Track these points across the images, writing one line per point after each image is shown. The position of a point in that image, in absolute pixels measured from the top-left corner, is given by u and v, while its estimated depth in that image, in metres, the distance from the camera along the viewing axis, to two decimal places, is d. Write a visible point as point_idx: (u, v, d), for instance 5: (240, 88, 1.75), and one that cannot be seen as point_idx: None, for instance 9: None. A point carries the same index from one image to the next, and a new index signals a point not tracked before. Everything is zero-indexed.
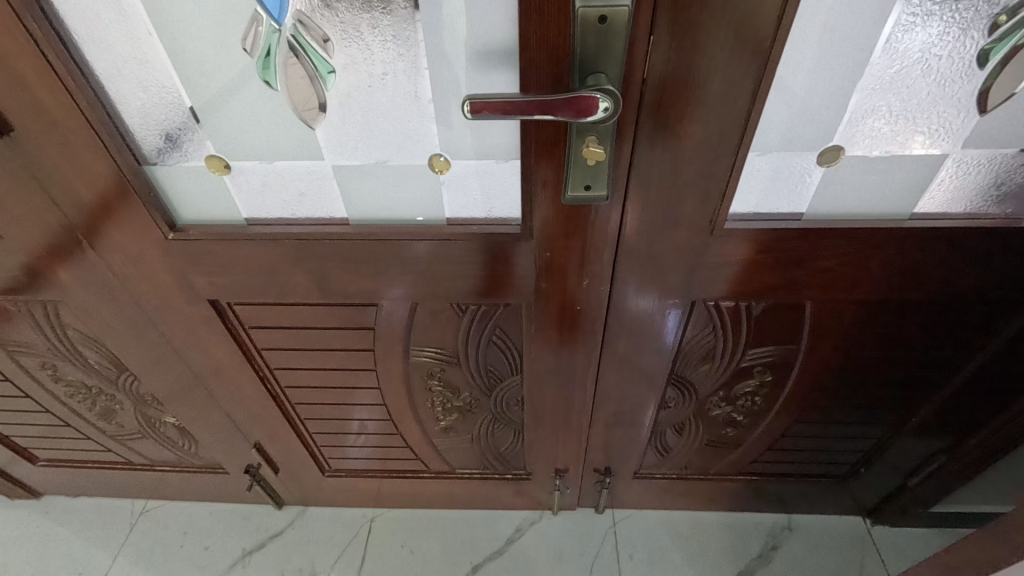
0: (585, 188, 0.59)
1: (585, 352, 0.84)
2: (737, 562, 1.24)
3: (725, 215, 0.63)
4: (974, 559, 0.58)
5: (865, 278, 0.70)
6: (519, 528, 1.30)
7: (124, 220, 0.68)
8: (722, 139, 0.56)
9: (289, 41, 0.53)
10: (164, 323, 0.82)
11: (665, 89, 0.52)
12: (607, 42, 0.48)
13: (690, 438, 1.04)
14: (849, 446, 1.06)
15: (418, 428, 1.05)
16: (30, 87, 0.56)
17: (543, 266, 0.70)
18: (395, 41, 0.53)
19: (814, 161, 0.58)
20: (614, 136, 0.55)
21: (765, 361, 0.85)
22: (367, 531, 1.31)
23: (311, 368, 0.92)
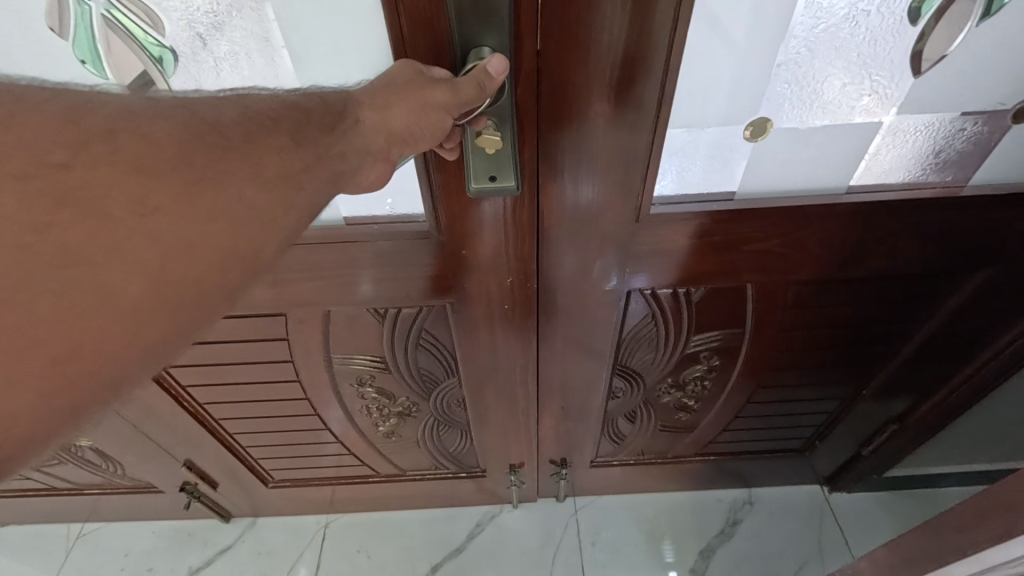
0: (491, 180, 0.51)
1: (523, 347, 0.78)
2: (700, 540, 1.22)
3: (650, 201, 0.57)
4: (916, 556, 0.54)
5: (805, 258, 0.65)
6: (479, 523, 1.26)
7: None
8: (637, 115, 0.50)
9: (103, 15, 0.45)
10: None
11: (565, 64, 0.46)
12: (489, 8, 0.42)
13: (644, 425, 1.01)
14: (803, 421, 1.05)
15: (359, 435, 0.99)
16: None
17: (463, 265, 0.65)
18: (240, 17, 0.46)
19: (741, 135, 0.53)
20: (514, 120, 0.48)
21: (711, 347, 0.81)
22: (322, 537, 1.25)
23: (229, 382, 0.85)
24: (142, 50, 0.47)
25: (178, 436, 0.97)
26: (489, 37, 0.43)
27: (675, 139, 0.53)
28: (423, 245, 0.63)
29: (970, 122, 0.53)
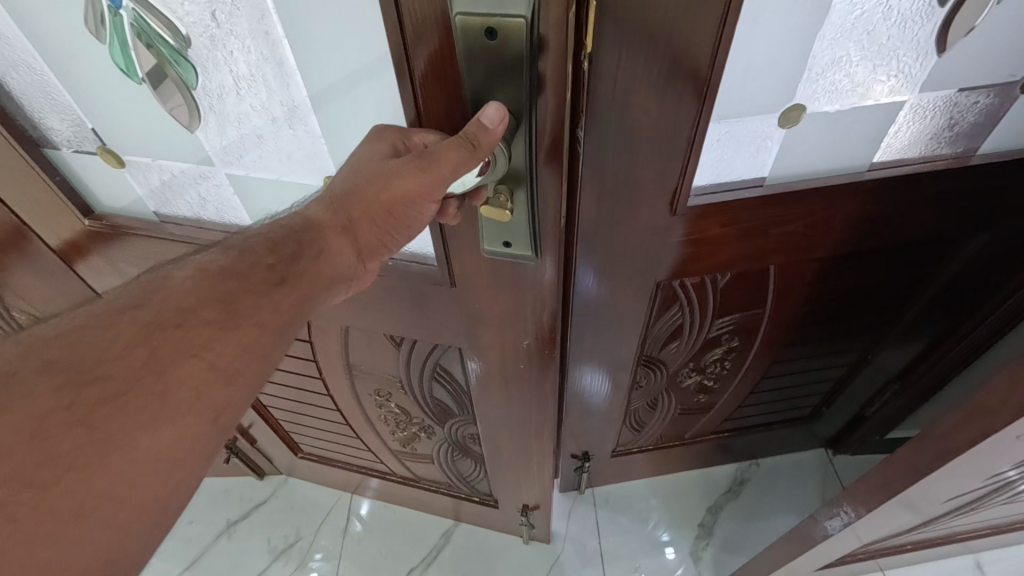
0: (504, 243, 0.52)
1: (538, 404, 0.76)
2: (708, 497, 1.27)
3: (687, 194, 0.57)
4: (907, 471, 0.58)
5: (826, 236, 0.67)
6: None
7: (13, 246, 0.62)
8: (678, 111, 0.49)
9: (132, 27, 0.44)
10: None
11: (613, 64, 0.46)
12: (503, 61, 0.38)
13: (663, 411, 1.03)
14: (812, 389, 1.09)
15: (379, 440, 0.99)
16: None
17: (476, 316, 0.64)
18: (253, 39, 0.44)
19: (774, 123, 0.54)
20: (530, 188, 0.47)
21: (731, 329, 0.83)
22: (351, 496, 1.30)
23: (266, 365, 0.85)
24: (163, 58, 0.45)
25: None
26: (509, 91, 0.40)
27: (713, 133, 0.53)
28: (435, 288, 0.61)
29: (981, 95, 0.56)
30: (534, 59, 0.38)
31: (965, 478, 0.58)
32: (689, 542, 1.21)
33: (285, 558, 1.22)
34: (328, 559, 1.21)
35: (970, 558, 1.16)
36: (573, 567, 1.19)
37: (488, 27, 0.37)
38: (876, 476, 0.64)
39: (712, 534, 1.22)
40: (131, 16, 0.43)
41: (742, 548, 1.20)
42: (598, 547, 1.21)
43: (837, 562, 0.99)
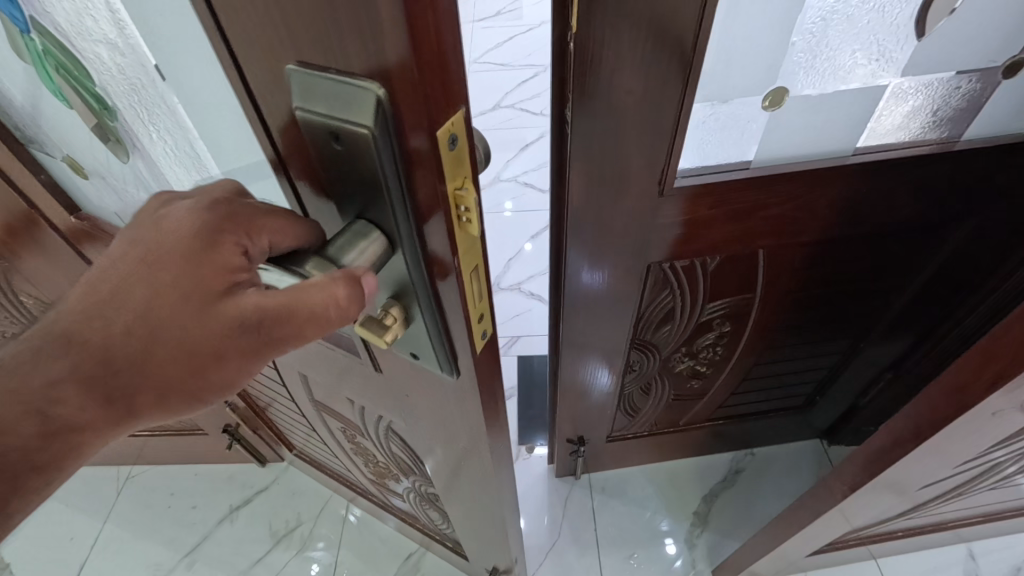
0: (413, 354, 0.43)
1: (488, 496, 0.68)
2: (704, 485, 1.29)
3: (674, 173, 0.58)
4: (887, 448, 0.60)
5: (813, 220, 0.69)
6: None
7: (26, 233, 0.64)
8: (663, 91, 0.50)
9: (45, 56, 0.43)
10: None
11: (602, 41, 0.48)
12: (359, 173, 0.29)
13: (658, 396, 1.04)
14: (806, 377, 1.10)
15: (354, 463, 1.00)
16: None
17: (410, 405, 0.58)
18: (152, 90, 0.40)
19: (759, 105, 0.55)
20: (432, 309, 0.37)
21: (723, 313, 0.85)
22: None
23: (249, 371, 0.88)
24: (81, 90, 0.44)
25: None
26: (371, 209, 0.31)
27: (702, 112, 0.55)
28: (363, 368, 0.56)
29: (964, 79, 0.57)
30: (404, 171, 0.29)
31: (949, 459, 0.58)
32: (685, 527, 1.23)
33: (286, 543, 1.25)
34: (328, 548, 1.24)
35: (963, 548, 1.17)
36: (568, 553, 1.21)
37: (331, 130, 0.28)
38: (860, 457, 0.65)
39: (707, 521, 1.24)
40: (39, 44, 0.42)
41: (736, 534, 1.21)
42: (594, 533, 1.23)
43: (825, 548, 1.01)
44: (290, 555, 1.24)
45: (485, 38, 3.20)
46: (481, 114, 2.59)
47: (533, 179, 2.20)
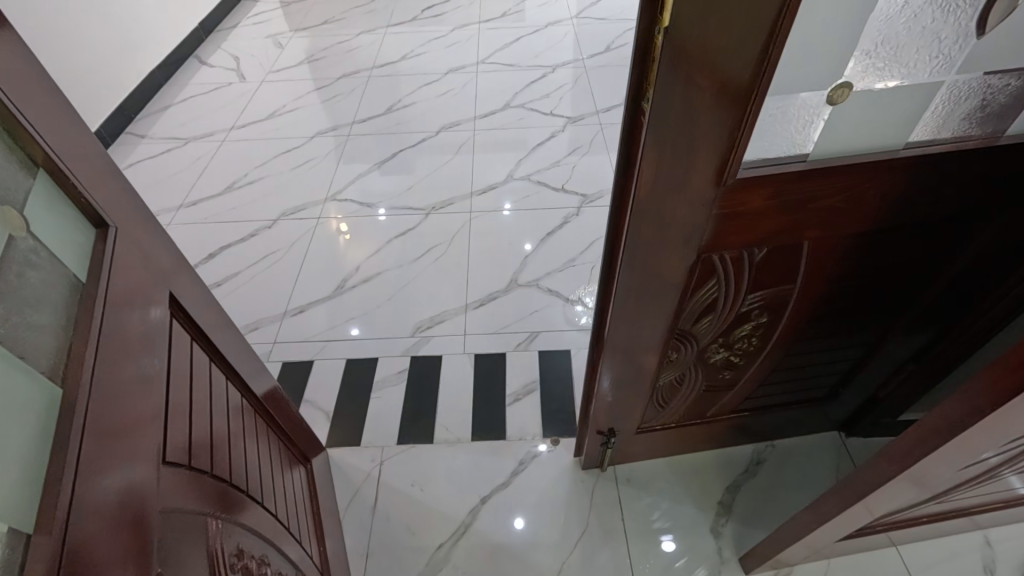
0: None
1: None
2: (727, 477, 1.31)
3: (739, 166, 0.61)
4: (941, 429, 0.62)
5: (859, 211, 0.71)
6: (522, 461, 1.36)
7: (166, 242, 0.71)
8: (739, 89, 0.53)
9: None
10: (206, 305, 0.81)
11: (682, 50, 0.49)
12: None
13: (689, 387, 1.07)
14: (831, 370, 1.13)
15: (285, 541, 0.93)
16: (76, 149, 0.55)
17: None
18: None
19: (825, 99, 0.58)
20: None
21: (762, 304, 0.87)
22: (377, 476, 1.35)
23: (232, 407, 0.87)
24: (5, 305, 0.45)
25: (251, 375, 0.97)
26: None
27: (769, 109, 0.57)
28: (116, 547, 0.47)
29: (1012, 78, 0.61)
30: None
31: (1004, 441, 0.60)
32: (709, 518, 1.26)
33: None
34: (358, 540, 1.25)
35: (979, 535, 1.20)
36: (595, 544, 1.23)
37: None
38: (911, 439, 0.67)
39: (732, 511, 1.26)
40: None
41: (760, 523, 1.24)
42: (621, 525, 1.25)
43: (854, 534, 1.04)
44: None
45: (491, 40, 3.22)
46: (492, 113, 2.61)
47: (546, 178, 2.22)
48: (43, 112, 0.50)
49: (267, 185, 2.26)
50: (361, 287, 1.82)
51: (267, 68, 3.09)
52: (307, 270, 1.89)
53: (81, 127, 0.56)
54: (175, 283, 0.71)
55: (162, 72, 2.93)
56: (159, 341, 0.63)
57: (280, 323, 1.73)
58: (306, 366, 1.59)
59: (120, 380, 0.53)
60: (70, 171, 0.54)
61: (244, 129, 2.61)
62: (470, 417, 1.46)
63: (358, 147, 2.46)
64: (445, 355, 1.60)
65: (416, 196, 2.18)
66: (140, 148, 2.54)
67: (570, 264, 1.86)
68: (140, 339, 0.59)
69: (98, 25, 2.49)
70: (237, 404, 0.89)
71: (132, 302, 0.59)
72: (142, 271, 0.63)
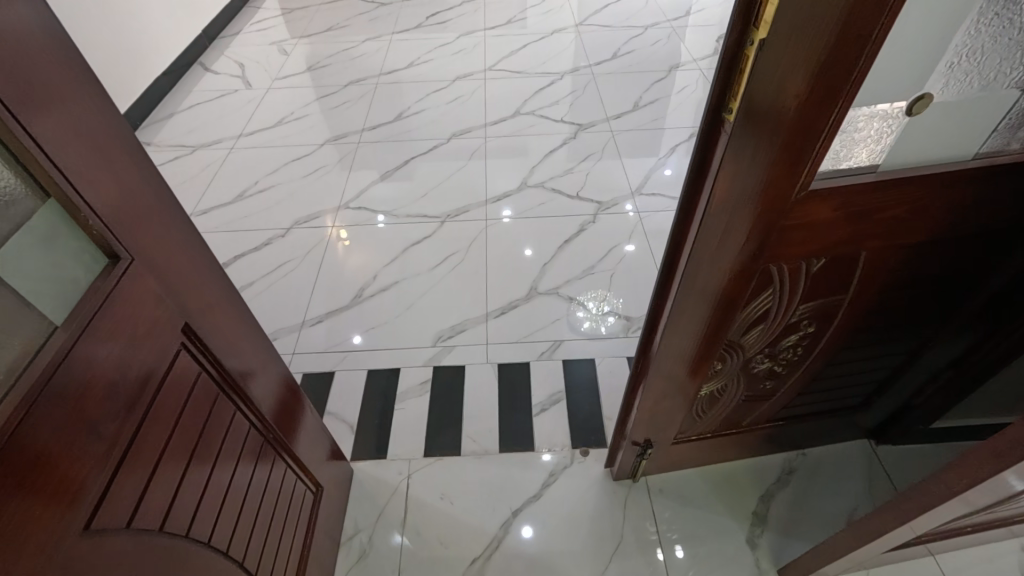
0: None
1: None
2: (760, 487, 1.30)
3: (814, 177, 0.60)
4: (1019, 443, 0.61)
5: (923, 221, 0.71)
6: (551, 473, 1.35)
7: (190, 270, 0.69)
8: (825, 102, 0.52)
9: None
10: (228, 333, 0.79)
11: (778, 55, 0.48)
12: None
13: (729, 397, 1.06)
14: (867, 378, 1.12)
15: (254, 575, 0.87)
16: (94, 172, 0.53)
17: None
18: None
19: (905, 111, 0.57)
20: None
21: (811, 314, 0.87)
22: (404, 490, 1.33)
23: (239, 434, 0.83)
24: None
25: (272, 395, 0.94)
26: None
27: (854, 120, 0.57)
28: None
29: None
30: None
31: None
32: (744, 529, 1.24)
33: (347, 549, 1.24)
34: (387, 556, 1.23)
35: None
36: (630, 557, 1.21)
37: None
38: (982, 452, 0.66)
39: (767, 521, 1.25)
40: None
41: (796, 534, 1.23)
42: (653, 536, 1.24)
43: (898, 546, 1.03)
44: (351, 566, 1.22)
45: (497, 46, 3.23)
46: (502, 120, 2.61)
47: (560, 185, 2.22)
48: (57, 134, 0.49)
49: (278, 194, 2.24)
50: (379, 297, 1.80)
51: (273, 75, 3.08)
52: (323, 279, 1.87)
53: (115, 152, 0.56)
54: (188, 313, 0.69)
55: (166, 79, 2.90)
56: (139, 377, 0.59)
57: (299, 333, 1.70)
58: (328, 377, 1.57)
59: (67, 412, 0.50)
60: (83, 199, 0.52)
61: (252, 137, 2.59)
62: (497, 428, 1.44)
63: (368, 154, 2.44)
64: (468, 365, 1.58)
65: (430, 203, 2.16)
66: (148, 156, 2.51)
67: (590, 271, 1.85)
68: (114, 374, 0.55)
69: (104, 33, 2.46)
70: (246, 429, 0.85)
71: (120, 338, 0.56)
72: (149, 300, 0.60)
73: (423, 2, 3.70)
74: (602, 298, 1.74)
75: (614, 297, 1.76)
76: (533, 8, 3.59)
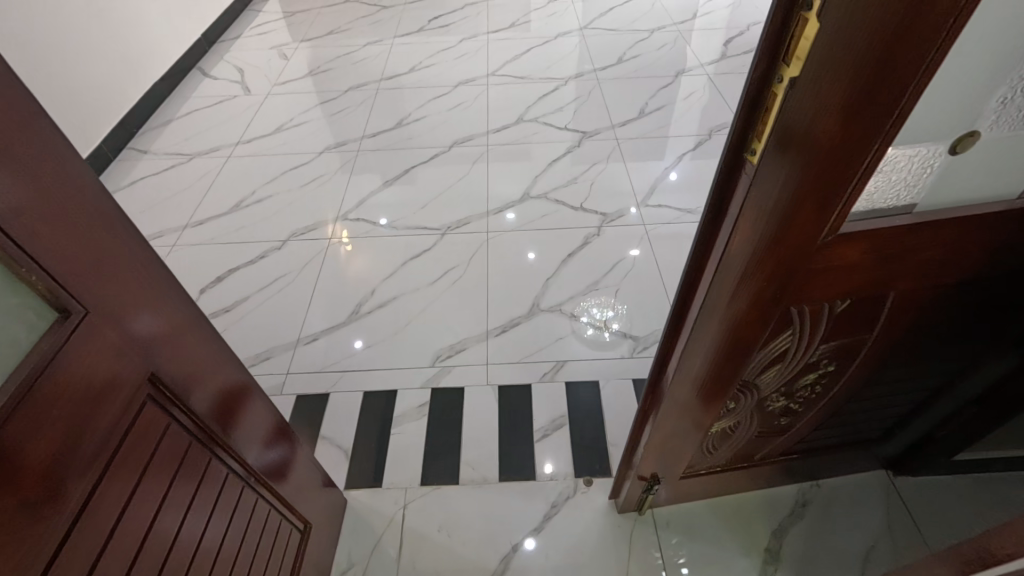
0: None
1: None
2: (772, 521, 1.24)
3: (844, 221, 0.55)
4: None
5: (959, 262, 0.65)
6: (554, 504, 1.29)
7: (161, 312, 0.65)
8: (859, 146, 0.47)
9: None
10: (205, 373, 0.75)
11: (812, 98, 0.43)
12: None
13: (742, 433, 1.00)
14: (887, 412, 1.06)
15: None
16: (43, 226, 0.49)
17: None
18: None
19: (948, 149, 0.51)
20: None
21: (832, 354, 0.81)
22: (401, 520, 1.28)
23: (213, 478, 0.79)
24: None
25: (251, 431, 0.90)
26: None
27: (895, 159, 0.51)
28: None
29: None
30: None
31: None
32: (756, 567, 1.18)
33: None
34: None
35: None
36: None
37: None
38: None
39: (780, 558, 1.19)
40: None
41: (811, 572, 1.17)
42: (658, 562, 1.19)
43: None
44: None
45: (500, 51, 3.17)
46: (505, 127, 2.55)
47: (564, 196, 2.16)
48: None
49: (275, 204, 2.19)
50: (377, 313, 1.75)
51: (272, 80, 3.03)
52: (320, 294, 1.82)
53: (66, 200, 0.51)
54: (156, 359, 0.65)
55: (164, 84, 2.85)
56: (91, 437, 0.56)
57: (294, 351, 1.65)
58: (323, 399, 1.52)
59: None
60: (27, 256, 0.48)
61: (250, 144, 2.54)
62: (497, 455, 1.38)
63: (368, 163, 2.39)
64: (468, 386, 1.53)
65: (430, 214, 2.11)
66: (144, 164, 2.46)
67: (594, 287, 1.79)
68: (79, 416, 0.54)
69: (101, 39, 2.42)
70: (222, 471, 0.81)
71: (77, 390, 0.54)
72: (124, 339, 0.59)
73: (425, 6, 3.65)
74: (606, 305, 1.71)
75: (619, 305, 1.72)
76: (537, 11, 3.53)
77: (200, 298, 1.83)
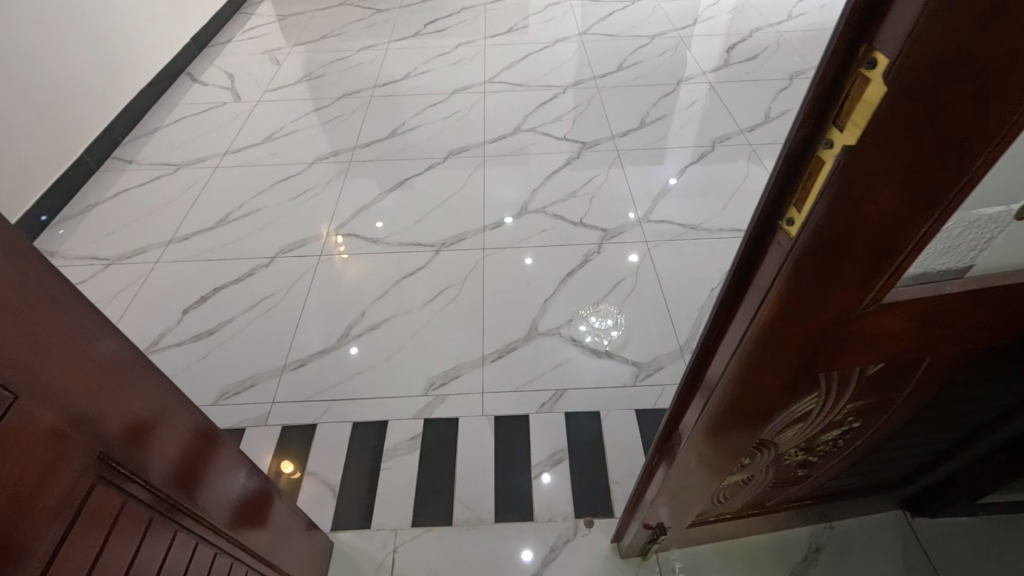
0: None
1: None
2: (783, 567, 1.17)
3: (888, 292, 0.47)
4: None
5: (1007, 325, 0.58)
6: (553, 548, 1.22)
7: (94, 367, 0.56)
8: (915, 216, 0.39)
9: None
10: (156, 419, 0.66)
11: (865, 166, 0.35)
12: None
13: (755, 484, 0.93)
14: (909, 459, 0.99)
15: None
16: None
17: None
18: None
19: (1012, 213, 0.44)
20: None
21: (858, 411, 0.74)
22: (390, 566, 1.21)
23: (182, 544, 0.73)
24: None
25: (222, 480, 0.83)
26: None
27: (955, 224, 0.44)
28: None
29: None
30: None
31: None
32: None
33: None
34: None
35: None
36: None
37: None
38: None
39: None
40: None
41: None
42: None
43: None
44: None
45: (498, 56, 3.09)
46: (502, 137, 2.48)
47: (563, 211, 2.08)
48: None
49: (263, 218, 2.11)
50: (368, 336, 1.67)
51: (263, 86, 2.95)
52: (308, 316, 1.74)
53: None
54: (97, 422, 0.56)
55: (151, 91, 2.76)
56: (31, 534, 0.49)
57: (280, 378, 1.57)
58: (309, 432, 1.44)
59: None
60: None
61: (240, 154, 2.46)
62: (493, 493, 1.31)
63: (360, 174, 2.31)
64: (462, 418, 1.45)
65: (425, 229, 2.03)
66: (129, 175, 2.38)
67: (594, 308, 1.72)
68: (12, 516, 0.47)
69: (85, 45, 2.33)
70: (190, 535, 0.74)
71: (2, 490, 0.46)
72: (79, 393, 0.54)
73: (421, 9, 3.57)
74: (604, 313, 1.68)
75: (616, 312, 1.70)
76: (535, 15, 3.45)
77: (183, 319, 1.75)
